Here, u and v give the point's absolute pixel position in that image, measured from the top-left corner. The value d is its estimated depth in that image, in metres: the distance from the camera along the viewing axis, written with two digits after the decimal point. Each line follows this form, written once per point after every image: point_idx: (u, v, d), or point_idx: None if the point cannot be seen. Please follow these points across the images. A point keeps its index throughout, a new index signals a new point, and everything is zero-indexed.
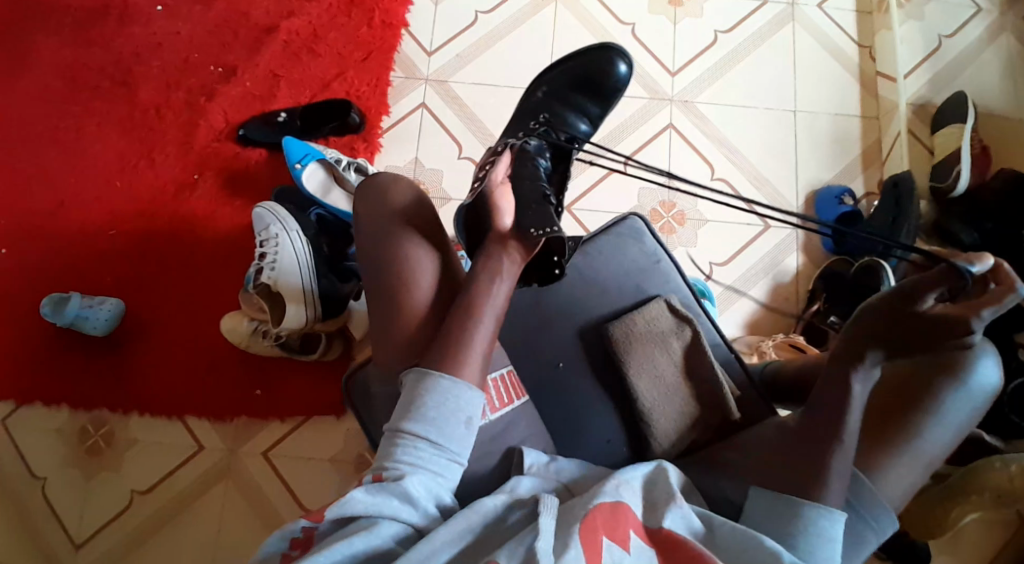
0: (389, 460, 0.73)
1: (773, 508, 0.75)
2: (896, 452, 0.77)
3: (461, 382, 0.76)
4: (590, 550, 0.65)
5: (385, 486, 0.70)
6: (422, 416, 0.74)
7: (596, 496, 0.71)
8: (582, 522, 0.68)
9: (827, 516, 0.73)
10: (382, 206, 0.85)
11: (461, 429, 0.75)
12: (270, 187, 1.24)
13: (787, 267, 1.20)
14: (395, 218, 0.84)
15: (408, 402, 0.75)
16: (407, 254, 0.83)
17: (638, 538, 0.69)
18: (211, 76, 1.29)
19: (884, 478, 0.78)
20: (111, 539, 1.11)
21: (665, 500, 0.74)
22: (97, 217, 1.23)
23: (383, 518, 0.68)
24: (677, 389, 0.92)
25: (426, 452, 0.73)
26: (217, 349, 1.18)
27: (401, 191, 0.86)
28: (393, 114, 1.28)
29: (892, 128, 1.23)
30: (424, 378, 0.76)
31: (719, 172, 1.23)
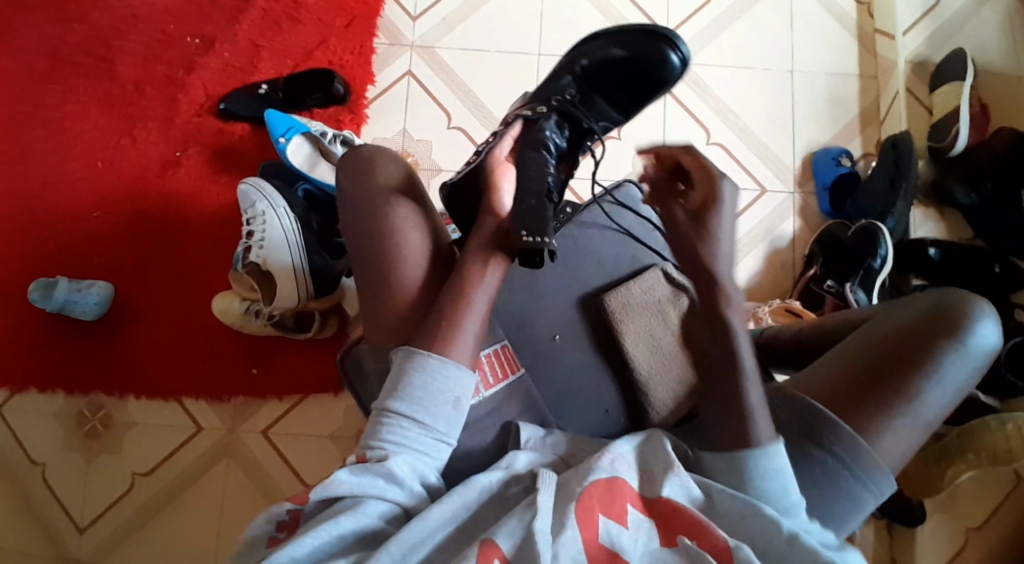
0: (374, 440, 0.73)
1: (717, 462, 0.73)
2: (896, 415, 0.78)
3: (449, 361, 0.75)
4: (585, 526, 0.66)
5: (369, 467, 0.71)
6: (408, 396, 0.74)
7: (591, 472, 0.71)
8: (578, 502, 0.68)
9: (763, 453, 0.70)
10: (365, 185, 0.83)
11: (448, 409, 0.74)
12: (255, 162, 1.21)
13: (783, 234, 1.19)
14: (381, 193, 0.82)
15: (395, 381, 0.75)
16: (401, 239, 0.81)
17: (635, 510, 0.70)
18: (189, 47, 1.24)
19: (881, 439, 0.77)
20: (116, 522, 1.12)
21: (662, 470, 0.73)
22: (80, 198, 1.20)
23: (369, 496, 0.68)
24: (674, 356, 0.91)
25: (411, 432, 0.73)
26: (211, 330, 1.17)
27: (383, 169, 0.84)
28: (379, 83, 1.24)
29: (890, 87, 1.21)
30: (412, 357, 0.75)
31: (714, 137, 1.21)
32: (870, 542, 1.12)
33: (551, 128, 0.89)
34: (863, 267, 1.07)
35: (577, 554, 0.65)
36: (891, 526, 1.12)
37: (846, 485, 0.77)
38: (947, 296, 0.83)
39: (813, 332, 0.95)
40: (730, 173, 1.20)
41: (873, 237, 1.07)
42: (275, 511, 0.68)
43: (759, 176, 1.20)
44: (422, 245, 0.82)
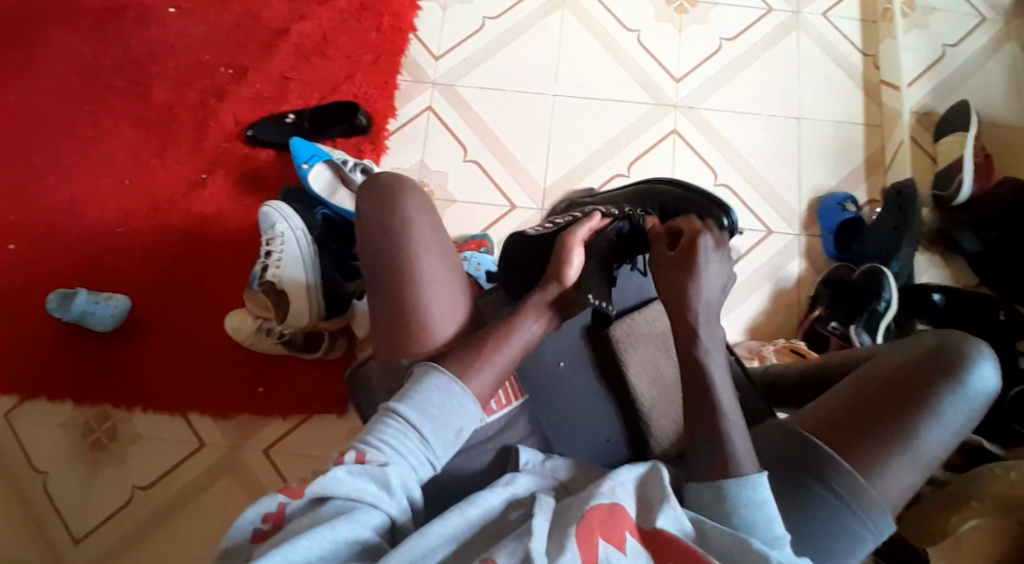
0: (375, 441, 0.73)
1: (709, 498, 0.76)
2: (898, 453, 0.78)
3: (467, 394, 0.79)
4: (587, 551, 0.66)
5: (368, 469, 0.70)
6: (419, 412, 0.76)
7: (593, 497, 0.72)
8: (579, 523, 0.68)
9: (749, 483, 0.75)
10: (390, 213, 0.85)
11: (450, 436, 0.77)
12: (276, 187, 1.25)
13: (789, 273, 1.20)
14: (398, 222, 0.84)
15: (410, 390, 0.78)
16: (421, 267, 0.83)
17: (633, 539, 0.70)
18: (221, 76, 1.30)
19: (881, 478, 0.77)
20: (111, 536, 1.11)
21: (659, 500, 0.73)
22: (105, 214, 1.24)
23: (364, 504, 0.68)
24: (675, 388, 0.93)
25: (411, 444, 0.74)
26: (222, 347, 1.19)
27: (412, 199, 0.86)
28: (400, 116, 1.29)
29: (895, 136, 1.24)
30: (433, 375, 0.79)
31: (723, 178, 1.24)
32: None
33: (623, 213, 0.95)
34: (868, 309, 1.09)
35: None
36: None
37: (846, 519, 0.78)
38: (945, 337, 0.83)
39: (818, 366, 0.97)
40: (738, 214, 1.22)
41: (879, 280, 1.09)
42: (263, 503, 0.66)
43: (766, 218, 1.22)
44: (451, 282, 0.86)
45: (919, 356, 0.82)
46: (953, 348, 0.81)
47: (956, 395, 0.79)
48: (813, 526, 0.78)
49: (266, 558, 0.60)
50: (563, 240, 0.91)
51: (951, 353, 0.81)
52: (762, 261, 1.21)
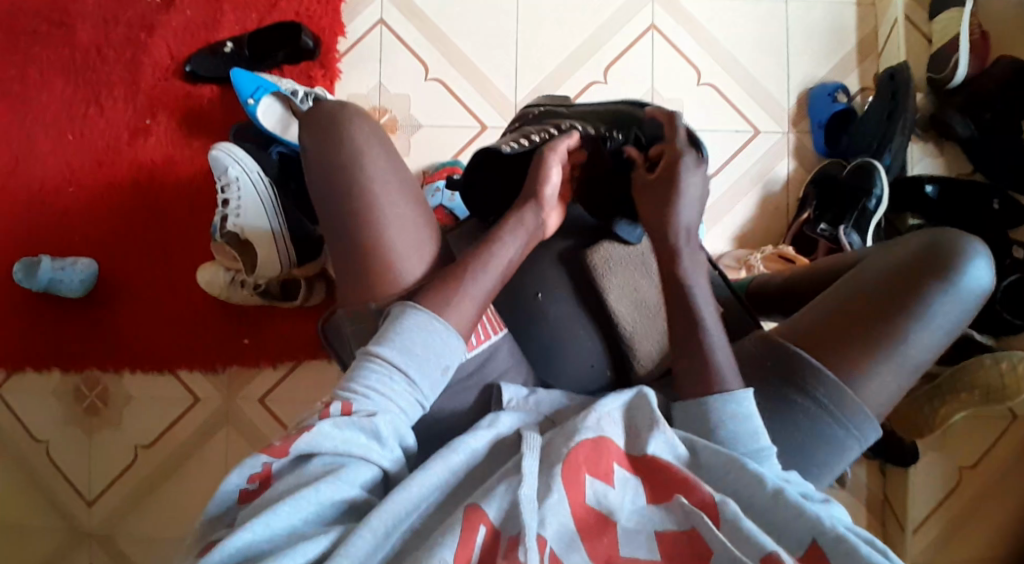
0: (361, 390, 0.71)
1: (689, 415, 0.76)
2: (882, 357, 0.77)
3: (450, 329, 0.75)
4: (571, 489, 0.66)
5: (356, 420, 0.69)
6: (405, 353, 0.73)
7: (577, 432, 0.71)
8: (565, 462, 0.67)
9: (731, 400, 0.74)
10: (338, 148, 0.79)
11: (437, 374, 0.75)
12: (226, 126, 1.17)
13: (777, 175, 1.15)
14: (349, 154, 0.79)
15: (390, 331, 0.74)
16: (380, 201, 0.78)
17: (621, 468, 0.70)
18: (148, 6, 1.18)
19: (864, 384, 0.78)
20: (122, 494, 1.14)
21: (648, 425, 0.74)
22: (52, 173, 1.16)
23: (354, 458, 0.68)
24: (657, 310, 0.94)
25: (400, 388, 0.72)
26: (199, 302, 1.16)
27: (361, 130, 0.80)
28: (350, 34, 1.18)
29: (890, 15, 1.13)
30: (413, 313, 0.74)
31: (705, 76, 1.15)
32: (863, 481, 1.13)
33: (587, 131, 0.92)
34: (858, 208, 1.05)
35: (566, 520, 0.64)
36: (884, 466, 1.12)
37: (829, 429, 0.79)
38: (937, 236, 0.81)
39: (798, 276, 0.97)
40: (721, 115, 1.15)
41: (869, 175, 1.05)
42: (248, 466, 0.65)
43: (753, 117, 1.15)
44: (411, 212, 0.80)
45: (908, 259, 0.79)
46: (947, 249, 0.78)
47: (946, 298, 0.77)
48: (794, 437, 0.80)
49: (249, 526, 0.61)
50: (541, 154, 0.87)
51: (943, 254, 0.78)
52: (749, 164, 1.15)
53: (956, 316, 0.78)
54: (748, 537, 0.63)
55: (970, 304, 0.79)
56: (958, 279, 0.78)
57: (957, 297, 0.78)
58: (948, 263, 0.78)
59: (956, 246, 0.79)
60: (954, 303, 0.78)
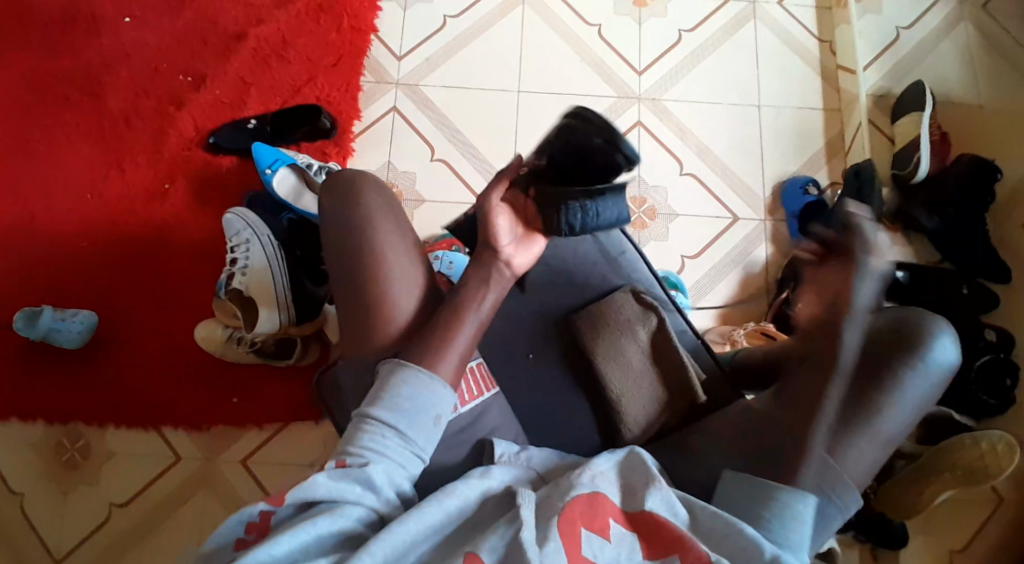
0: (354, 446, 0.72)
1: (741, 495, 0.76)
2: (860, 436, 0.76)
3: (437, 378, 0.76)
4: (568, 541, 0.67)
5: (349, 472, 0.70)
6: (394, 406, 0.74)
7: (572, 488, 0.72)
8: (561, 514, 0.69)
9: (803, 499, 0.74)
10: (353, 210, 0.84)
11: (430, 426, 0.74)
12: (240, 193, 1.24)
13: (757, 258, 1.22)
14: (359, 214, 0.83)
15: (381, 389, 0.75)
16: (386, 257, 0.82)
17: (617, 525, 0.71)
18: (180, 85, 1.29)
19: (847, 459, 0.76)
20: (92, 553, 1.09)
21: (644, 485, 0.74)
22: (68, 229, 1.22)
23: (347, 502, 0.68)
24: (644, 374, 0.92)
25: (392, 442, 0.73)
26: (194, 359, 1.18)
27: (373, 196, 0.85)
28: (365, 118, 1.29)
29: (853, 120, 1.26)
30: (400, 369, 0.76)
31: (688, 167, 1.25)
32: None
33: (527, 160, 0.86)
34: None
35: None
36: (877, 550, 1.12)
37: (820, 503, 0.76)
38: (897, 314, 0.80)
39: (780, 349, 0.97)
40: (703, 202, 1.24)
41: None
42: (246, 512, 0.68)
43: (732, 206, 1.24)
44: (412, 270, 0.83)
45: (878, 337, 0.78)
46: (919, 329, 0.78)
47: (914, 375, 0.77)
48: None
49: (247, 557, 0.62)
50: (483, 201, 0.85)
51: (913, 335, 0.77)
52: (728, 248, 1.22)
53: (928, 392, 0.78)
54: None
55: (938, 378, 0.78)
56: (923, 358, 0.77)
57: (925, 374, 0.77)
58: (910, 341, 0.77)
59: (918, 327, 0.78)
60: (924, 378, 0.77)
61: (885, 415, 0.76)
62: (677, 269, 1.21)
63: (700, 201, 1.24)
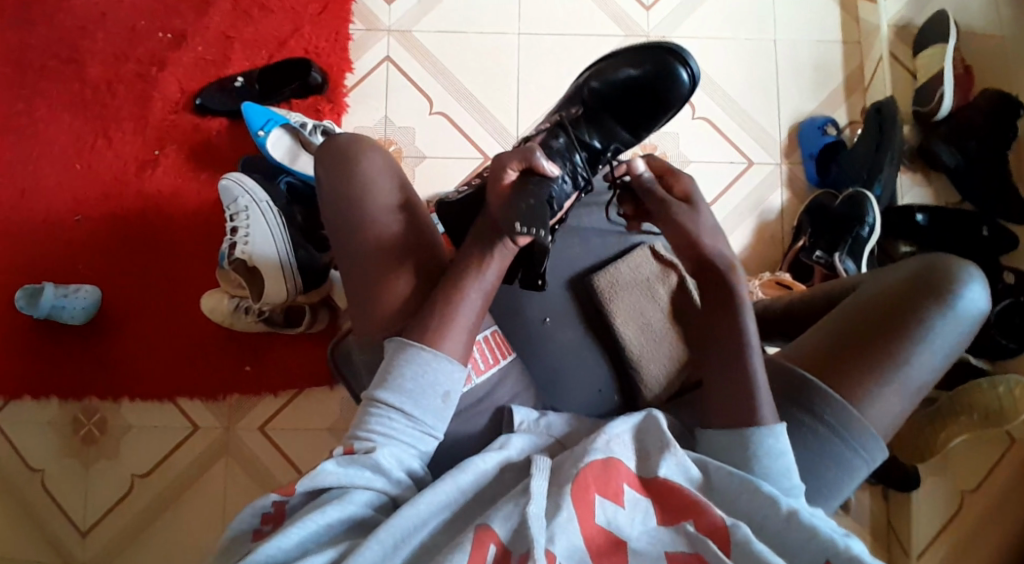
0: (362, 430, 0.71)
1: (722, 446, 0.75)
2: (886, 380, 0.78)
3: (442, 355, 0.73)
4: (580, 508, 0.66)
5: (356, 458, 0.70)
6: (399, 387, 0.72)
7: (586, 453, 0.70)
8: (574, 482, 0.68)
9: (769, 433, 0.73)
10: (350, 181, 0.80)
11: (438, 403, 0.73)
12: (234, 157, 1.19)
13: (772, 205, 1.18)
14: (356, 187, 0.80)
15: (386, 370, 0.73)
16: (383, 235, 0.79)
17: (632, 490, 0.69)
18: (160, 43, 1.22)
19: (872, 406, 0.78)
20: (118, 525, 1.12)
21: (658, 449, 0.72)
22: (60, 203, 1.18)
23: (356, 487, 0.68)
24: (664, 333, 0.92)
25: (399, 424, 0.72)
26: (202, 330, 1.16)
27: (371, 165, 0.81)
28: (357, 70, 1.22)
29: (875, 51, 1.20)
30: (405, 349, 0.73)
31: (699, 111, 1.20)
32: (866, 506, 1.12)
33: (564, 144, 0.83)
34: (851, 235, 1.07)
35: (573, 535, 0.65)
36: (887, 491, 1.12)
37: (837, 450, 0.78)
38: (931, 260, 0.83)
39: (801, 302, 0.96)
40: (716, 147, 1.19)
41: (861, 205, 1.07)
42: (257, 504, 0.68)
43: (746, 149, 1.19)
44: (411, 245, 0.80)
45: (909, 286, 0.81)
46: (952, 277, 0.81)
47: (943, 323, 0.80)
48: (804, 456, 0.79)
49: (256, 554, 0.63)
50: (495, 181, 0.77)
51: (944, 284, 0.80)
52: (743, 194, 1.18)
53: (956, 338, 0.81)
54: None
55: (970, 323, 0.81)
56: (955, 303, 0.80)
57: (955, 320, 0.80)
58: (945, 285, 0.80)
59: (954, 271, 0.81)
60: (953, 323, 0.80)
61: (915, 357, 0.79)
62: None
63: (712, 145, 1.19)
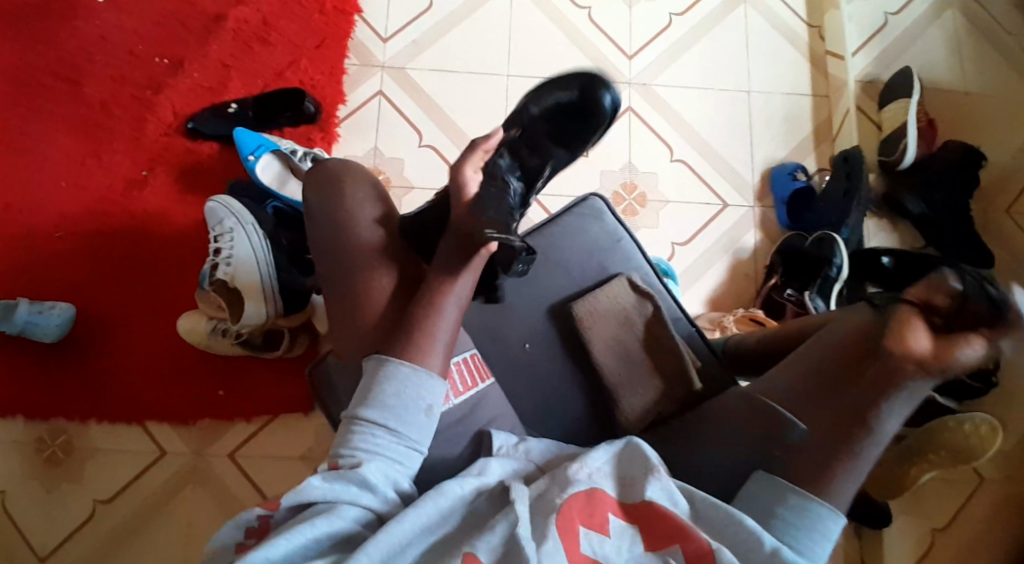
0: (345, 448, 0.70)
1: (771, 499, 0.72)
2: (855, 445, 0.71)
3: (422, 369, 0.73)
4: (567, 540, 0.65)
5: (342, 474, 0.68)
6: (381, 403, 0.71)
7: (570, 484, 0.70)
8: (559, 512, 0.67)
9: (833, 518, 0.70)
10: (340, 204, 0.83)
11: (421, 418, 0.72)
12: (223, 181, 1.20)
13: (745, 244, 1.22)
14: (345, 208, 0.82)
15: (367, 387, 0.73)
16: (372, 253, 0.80)
17: (617, 518, 0.69)
18: (157, 67, 1.24)
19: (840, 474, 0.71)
20: (77, 550, 1.07)
21: (642, 475, 0.72)
22: (43, 219, 1.17)
23: (344, 502, 0.66)
24: (640, 362, 0.91)
25: (383, 439, 0.70)
26: (179, 352, 1.15)
27: (359, 189, 0.83)
28: (350, 102, 1.26)
29: (842, 106, 1.27)
30: (385, 364, 0.73)
31: (678, 154, 1.25)
32: (841, 546, 1.13)
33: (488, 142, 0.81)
34: (821, 276, 1.11)
35: None
36: (860, 530, 1.13)
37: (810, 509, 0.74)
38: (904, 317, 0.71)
39: (775, 337, 0.96)
40: (694, 189, 1.24)
41: (830, 246, 1.11)
42: (243, 518, 0.67)
43: (721, 191, 1.24)
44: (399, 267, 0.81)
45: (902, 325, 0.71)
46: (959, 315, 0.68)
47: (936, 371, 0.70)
48: None
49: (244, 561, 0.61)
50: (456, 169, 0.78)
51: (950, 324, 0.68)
52: (718, 234, 1.22)
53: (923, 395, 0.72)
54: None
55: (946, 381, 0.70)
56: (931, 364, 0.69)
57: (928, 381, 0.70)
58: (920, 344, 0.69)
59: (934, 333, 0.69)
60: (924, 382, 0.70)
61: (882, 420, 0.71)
62: (667, 256, 1.21)
63: (689, 186, 1.24)
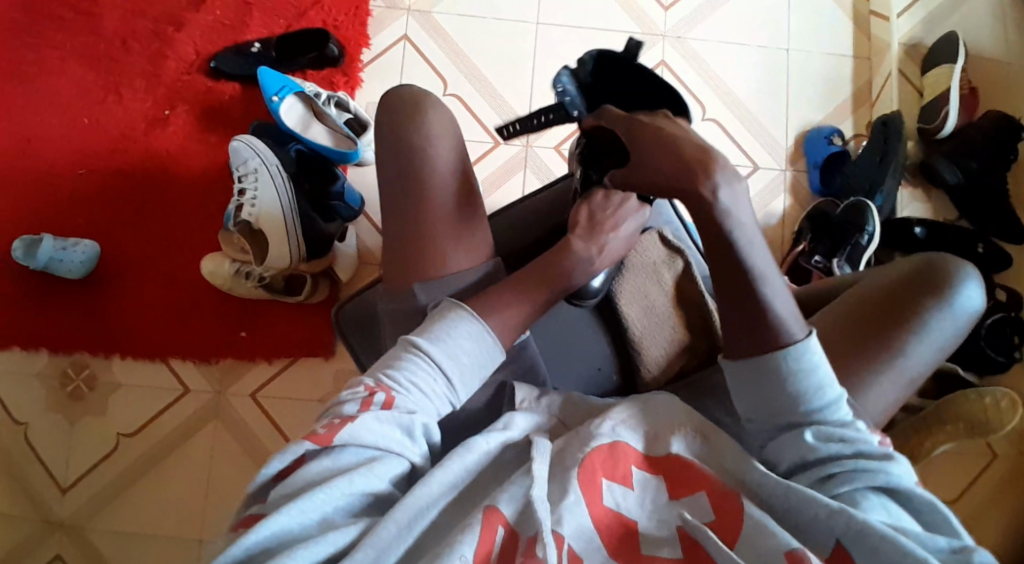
0: (400, 386, 0.65)
1: (753, 381, 0.64)
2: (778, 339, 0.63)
3: (500, 346, 0.71)
4: (589, 492, 0.61)
5: (396, 415, 0.63)
6: (452, 357, 0.68)
7: (592, 437, 0.66)
8: (580, 465, 0.63)
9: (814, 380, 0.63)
10: (406, 132, 0.77)
11: (476, 386, 0.70)
12: (245, 121, 1.19)
13: (775, 210, 1.20)
14: (408, 139, 0.77)
15: (440, 333, 0.68)
16: (436, 192, 0.76)
17: (641, 471, 0.64)
18: (179, 3, 1.22)
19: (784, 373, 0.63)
20: (99, 483, 1.10)
21: (666, 429, 0.68)
22: (67, 155, 1.17)
23: (391, 454, 0.62)
24: (666, 317, 0.89)
25: (438, 391, 0.67)
26: (200, 293, 1.16)
27: (437, 117, 0.78)
28: (373, 47, 1.23)
29: (883, 69, 1.23)
30: (466, 322, 0.69)
31: (709, 114, 1.22)
32: None
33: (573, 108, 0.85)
34: (850, 243, 1.08)
35: (582, 521, 0.59)
36: None
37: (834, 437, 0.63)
38: None
39: (808, 292, 0.91)
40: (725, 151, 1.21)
41: (861, 214, 1.08)
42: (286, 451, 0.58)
43: (753, 153, 1.21)
44: (469, 216, 0.78)
45: None
46: None
47: None
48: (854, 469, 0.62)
49: (272, 519, 0.54)
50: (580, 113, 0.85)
51: None
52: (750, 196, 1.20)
53: None
54: (861, 530, 0.57)
55: None
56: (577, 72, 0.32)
57: None
58: None
59: None
60: None
61: None
62: None
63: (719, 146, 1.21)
